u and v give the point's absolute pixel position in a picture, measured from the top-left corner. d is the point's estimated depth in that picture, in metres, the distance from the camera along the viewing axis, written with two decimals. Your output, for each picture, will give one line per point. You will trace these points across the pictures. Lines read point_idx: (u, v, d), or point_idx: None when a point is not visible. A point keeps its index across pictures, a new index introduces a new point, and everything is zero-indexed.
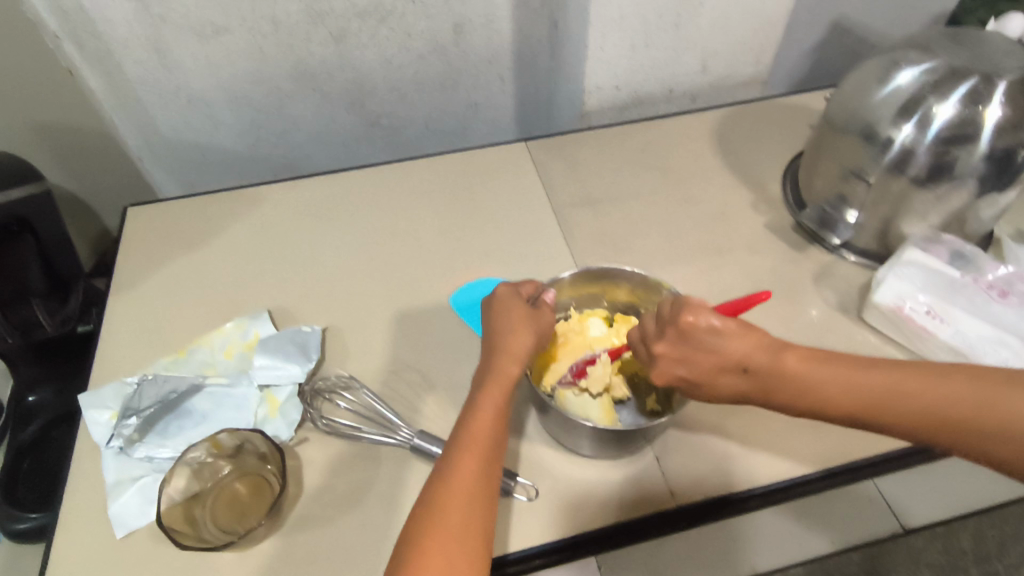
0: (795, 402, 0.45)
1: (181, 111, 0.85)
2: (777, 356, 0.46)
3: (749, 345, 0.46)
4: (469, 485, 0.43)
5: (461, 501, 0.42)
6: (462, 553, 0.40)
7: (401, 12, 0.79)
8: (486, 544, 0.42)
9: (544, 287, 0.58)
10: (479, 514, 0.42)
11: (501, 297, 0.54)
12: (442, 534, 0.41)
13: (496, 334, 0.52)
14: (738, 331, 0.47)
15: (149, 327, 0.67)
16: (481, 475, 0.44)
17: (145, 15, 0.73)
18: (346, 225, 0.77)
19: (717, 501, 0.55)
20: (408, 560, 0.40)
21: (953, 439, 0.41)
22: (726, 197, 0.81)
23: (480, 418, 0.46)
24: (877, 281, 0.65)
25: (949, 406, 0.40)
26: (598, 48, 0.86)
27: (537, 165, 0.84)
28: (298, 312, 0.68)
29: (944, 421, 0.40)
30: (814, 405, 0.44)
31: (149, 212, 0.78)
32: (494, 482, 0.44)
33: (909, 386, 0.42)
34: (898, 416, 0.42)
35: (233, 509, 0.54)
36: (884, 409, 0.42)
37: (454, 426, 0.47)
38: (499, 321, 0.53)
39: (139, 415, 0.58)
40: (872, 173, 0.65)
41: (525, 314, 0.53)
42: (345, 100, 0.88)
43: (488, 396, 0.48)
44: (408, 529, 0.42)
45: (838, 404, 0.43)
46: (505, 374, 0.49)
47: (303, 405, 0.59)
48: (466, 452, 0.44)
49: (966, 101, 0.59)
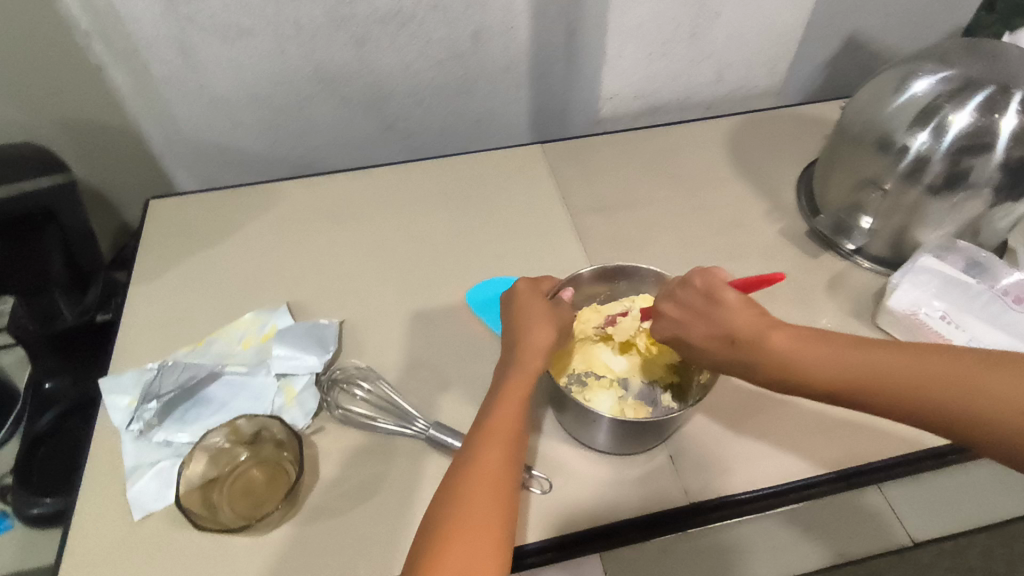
0: (783, 378, 0.46)
1: (203, 110, 0.86)
2: (768, 333, 0.47)
3: (743, 317, 0.49)
4: (493, 474, 0.43)
5: (485, 490, 0.43)
6: (487, 540, 0.41)
7: (422, 17, 0.81)
8: (510, 531, 0.42)
9: (562, 285, 0.58)
10: (504, 501, 0.43)
11: (522, 293, 0.55)
12: (466, 518, 0.41)
13: (516, 330, 0.53)
14: (737, 303, 0.49)
15: (168, 320, 0.68)
16: (504, 464, 0.44)
17: (172, 15, 0.75)
18: (362, 225, 0.78)
19: (728, 501, 0.56)
20: (432, 546, 0.40)
21: (931, 419, 0.41)
22: (740, 203, 0.81)
23: (504, 409, 0.47)
24: (891, 287, 0.65)
25: (925, 385, 0.41)
26: (616, 57, 0.86)
27: (552, 168, 0.85)
28: (316, 305, 0.69)
29: (921, 399, 0.41)
30: (800, 383, 0.46)
31: (172, 206, 0.80)
32: (517, 470, 0.45)
33: (889, 366, 0.43)
34: (877, 392, 0.43)
35: (249, 495, 0.54)
36: (863, 386, 0.43)
37: (476, 417, 0.48)
38: (521, 317, 0.53)
39: (159, 400, 0.59)
40: (887, 180, 0.66)
41: (546, 310, 0.53)
42: (363, 104, 0.90)
43: (512, 387, 0.48)
44: (432, 515, 0.43)
45: (821, 380, 0.45)
46: (529, 369, 0.49)
47: (320, 395, 0.60)
48: (488, 443, 0.45)
49: (982, 110, 0.60)
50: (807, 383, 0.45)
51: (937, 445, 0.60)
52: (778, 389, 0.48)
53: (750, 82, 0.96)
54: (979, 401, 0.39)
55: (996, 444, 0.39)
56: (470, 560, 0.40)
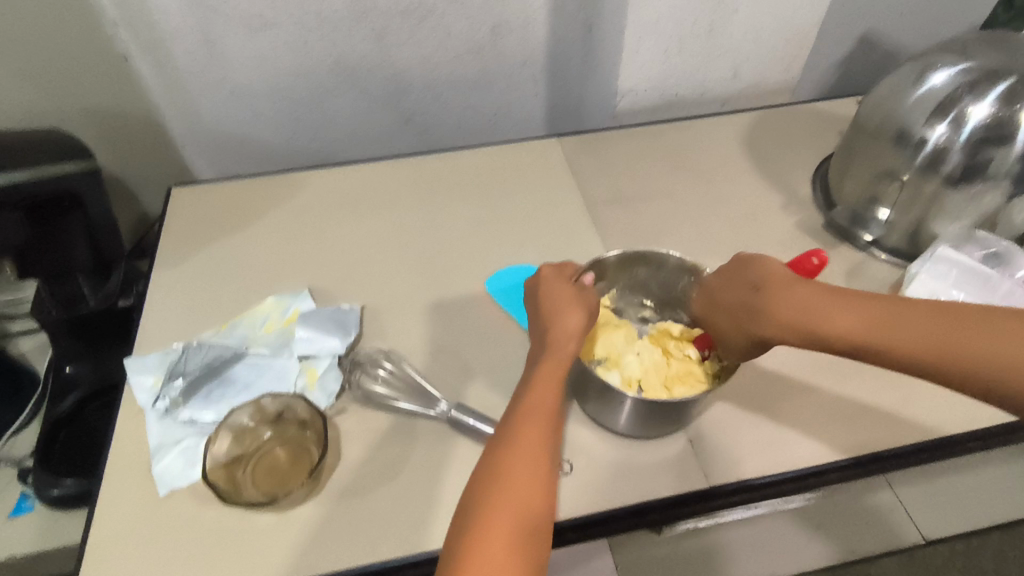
0: (800, 322, 0.50)
1: (224, 100, 0.87)
2: (795, 284, 0.52)
3: (773, 271, 0.54)
4: (532, 454, 0.44)
5: (521, 468, 0.43)
6: (526, 519, 0.41)
7: (442, 11, 0.82)
8: (547, 510, 0.42)
9: (584, 270, 0.59)
10: (543, 481, 0.43)
11: (548, 279, 0.56)
12: (506, 494, 0.42)
13: (546, 315, 0.53)
14: (770, 262, 0.55)
15: (191, 303, 0.69)
16: (542, 443, 0.45)
17: (198, 6, 0.76)
18: (381, 214, 0.78)
19: (748, 486, 0.56)
20: (472, 524, 0.41)
21: (946, 362, 0.44)
22: (757, 197, 0.82)
23: (538, 392, 0.47)
24: (909, 278, 0.65)
25: (936, 329, 0.45)
26: (634, 53, 0.86)
27: (569, 161, 0.85)
28: (337, 291, 0.70)
29: (930, 341, 0.45)
30: (822, 329, 0.49)
31: (193, 194, 0.81)
32: (554, 452, 0.45)
33: (910, 314, 0.46)
34: (889, 332, 0.46)
35: (275, 473, 0.55)
36: (876, 328, 0.47)
37: (510, 401, 0.48)
38: (549, 302, 0.54)
39: (186, 378, 0.60)
40: (905, 172, 0.66)
41: (573, 296, 0.53)
42: (382, 96, 0.90)
43: (545, 371, 0.49)
44: (470, 496, 0.43)
45: (841, 325, 0.48)
46: (564, 352, 0.50)
47: (342, 377, 0.61)
48: (524, 424, 0.45)
49: (1000, 102, 0.61)
50: (825, 327, 0.49)
51: (955, 434, 0.60)
52: (798, 339, 0.50)
53: (764, 79, 0.96)
54: (983, 341, 0.43)
55: (1003, 387, 0.42)
56: (509, 536, 0.40)
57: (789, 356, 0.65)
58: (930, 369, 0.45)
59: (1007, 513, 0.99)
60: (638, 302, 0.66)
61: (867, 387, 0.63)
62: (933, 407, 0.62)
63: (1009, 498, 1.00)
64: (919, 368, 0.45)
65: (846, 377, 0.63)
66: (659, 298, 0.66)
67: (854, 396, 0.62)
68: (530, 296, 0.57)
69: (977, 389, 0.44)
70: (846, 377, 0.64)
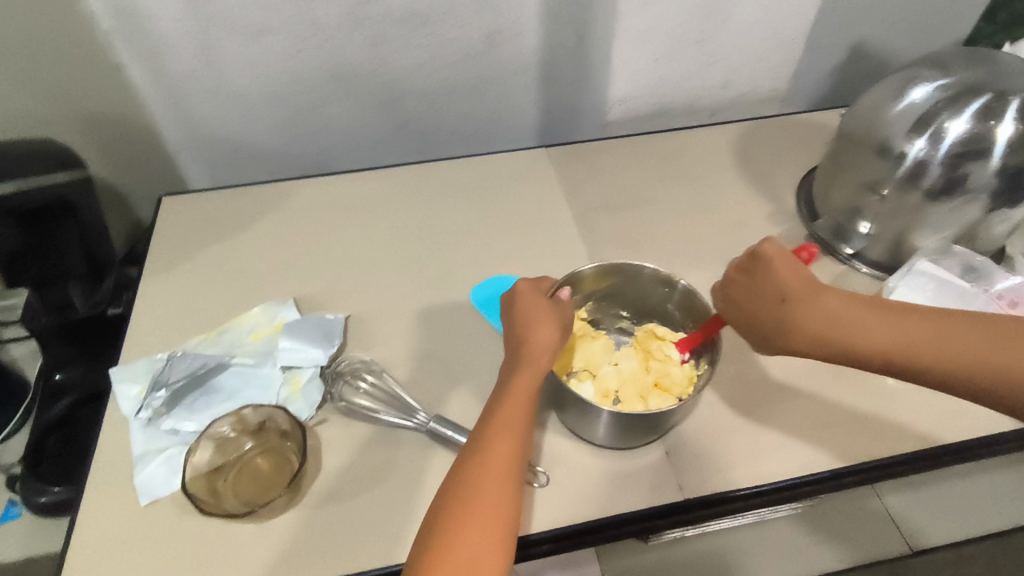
0: (840, 337, 0.49)
1: (219, 107, 0.86)
2: (819, 295, 0.50)
3: (800, 280, 0.51)
4: (502, 466, 0.45)
5: (493, 483, 0.44)
6: (493, 531, 0.42)
7: (435, 20, 0.80)
8: (515, 522, 0.43)
9: (561, 284, 0.59)
10: (512, 494, 0.44)
11: (524, 292, 0.56)
12: (483, 510, 0.43)
13: (521, 327, 0.53)
14: (792, 268, 0.52)
15: (179, 310, 0.70)
16: (512, 456, 0.45)
17: (193, 15, 0.76)
18: (370, 223, 0.79)
19: (724, 498, 0.56)
20: (441, 536, 0.42)
21: (969, 378, 0.46)
22: (742, 207, 0.82)
23: (510, 405, 0.48)
24: (889, 291, 0.66)
25: (969, 346, 0.46)
26: (623, 64, 0.87)
27: (558, 171, 0.86)
28: (323, 300, 0.70)
29: (964, 360, 0.46)
30: (848, 346, 0.49)
31: (184, 202, 0.81)
32: (524, 464, 0.46)
33: (934, 331, 0.47)
34: (927, 350, 0.47)
35: (255, 483, 0.56)
36: (911, 347, 0.47)
37: (483, 412, 0.49)
38: (524, 315, 0.54)
39: (168, 388, 0.61)
40: (886, 185, 0.67)
41: (548, 309, 0.54)
42: (376, 103, 0.89)
43: (519, 384, 0.49)
44: (438, 507, 0.44)
45: (868, 343, 0.48)
46: (537, 365, 0.50)
47: (324, 387, 0.62)
48: (496, 437, 0.46)
49: (978, 118, 0.61)
50: (852, 345, 0.49)
51: (931, 445, 0.60)
52: (822, 354, 0.50)
53: (754, 88, 0.97)
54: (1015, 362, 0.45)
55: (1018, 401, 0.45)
56: (480, 551, 0.41)
57: (770, 368, 0.65)
58: (950, 383, 0.47)
59: (994, 522, 0.99)
60: (616, 313, 0.67)
61: (845, 398, 0.63)
62: (910, 418, 0.62)
63: (997, 508, 1.00)
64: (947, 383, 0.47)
65: (826, 388, 0.64)
66: (636, 309, 0.67)
67: (832, 408, 0.62)
68: (507, 309, 0.57)
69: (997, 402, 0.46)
70: (825, 389, 0.64)
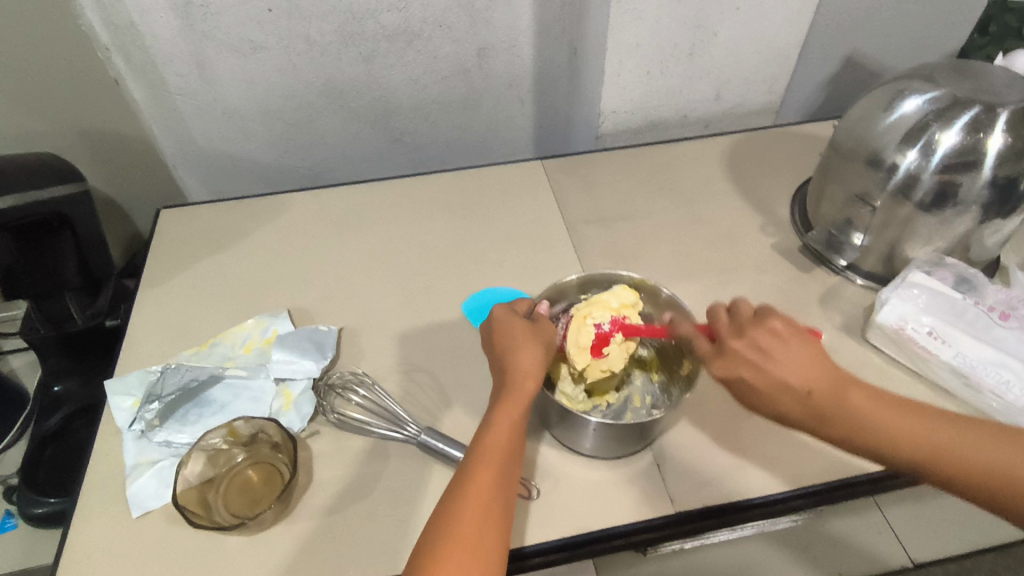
0: (855, 421, 0.46)
1: (215, 121, 0.87)
2: (847, 389, 0.47)
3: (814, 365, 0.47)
4: (487, 492, 0.44)
5: (476, 512, 0.43)
6: (478, 560, 0.41)
7: (427, 35, 0.81)
8: (502, 549, 0.42)
9: (539, 299, 0.59)
10: (497, 522, 0.43)
11: (500, 319, 0.56)
12: (462, 542, 0.41)
13: (503, 356, 0.53)
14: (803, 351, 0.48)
15: (175, 322, 0.70)
16: (497, 482, 0.45)
17: (189, 32, 0.76)
18: (364, 235, 0.80)
19: (716, 511, 0.56)
20: (423, 563, 0.41)
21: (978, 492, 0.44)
22: (736, 218, 0.83)
23: (495, 431, 0.48)
24: (880, 302, 0.66)
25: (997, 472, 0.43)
26: (615, 76, 0.86)
27: (552, 182, 0.87)
28: (318, 312, 0.71)
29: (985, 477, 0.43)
30: (862, 437, 0.46)
31: (181, 214, 0.82)
32: (510, 489, 0.45)
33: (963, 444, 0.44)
34: (938, 450, 0.44)
35: (244, 496, 0.56)
36: (929, 451, 0.45)
37: (471, 440, 0.48)
38: (503, 340, 0.54)
39: (161, 401, 0.61)
40: (877, 197, 0.67)
41: (528, 329, 0.54)
42: (370, 117, 0.90)
43: (503, 411, 0.49)
44: (425, 538, 0.42)
45: (889, 438, 0.45)
46: (520, 390, 0.50)
47: (317, 400, 0.62)
48: (480, 463, 0.46)
49: (968, 129, 0.61)
50: (871, 438, 0.46)
51: None
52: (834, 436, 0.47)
53: (748, 99, 0.97)
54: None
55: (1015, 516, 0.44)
56: None
57: None
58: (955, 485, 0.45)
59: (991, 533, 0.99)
60: None
61: None
62: None
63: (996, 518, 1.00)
64: (938, 466, 0.45)
65: None
66: None
67: None
68: (486, 336, 0.57)
69: (970, 488, 0.44)
70: None
